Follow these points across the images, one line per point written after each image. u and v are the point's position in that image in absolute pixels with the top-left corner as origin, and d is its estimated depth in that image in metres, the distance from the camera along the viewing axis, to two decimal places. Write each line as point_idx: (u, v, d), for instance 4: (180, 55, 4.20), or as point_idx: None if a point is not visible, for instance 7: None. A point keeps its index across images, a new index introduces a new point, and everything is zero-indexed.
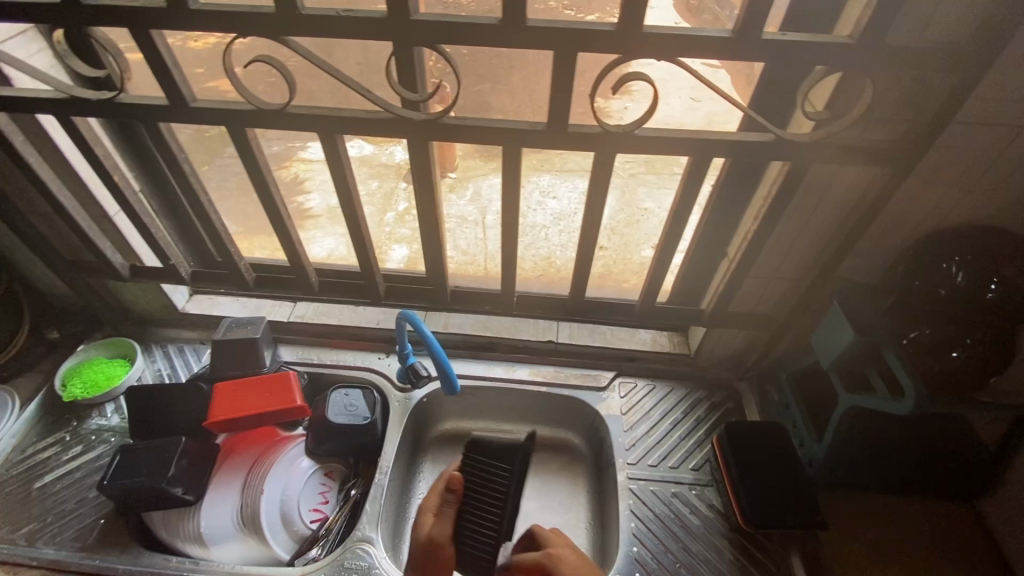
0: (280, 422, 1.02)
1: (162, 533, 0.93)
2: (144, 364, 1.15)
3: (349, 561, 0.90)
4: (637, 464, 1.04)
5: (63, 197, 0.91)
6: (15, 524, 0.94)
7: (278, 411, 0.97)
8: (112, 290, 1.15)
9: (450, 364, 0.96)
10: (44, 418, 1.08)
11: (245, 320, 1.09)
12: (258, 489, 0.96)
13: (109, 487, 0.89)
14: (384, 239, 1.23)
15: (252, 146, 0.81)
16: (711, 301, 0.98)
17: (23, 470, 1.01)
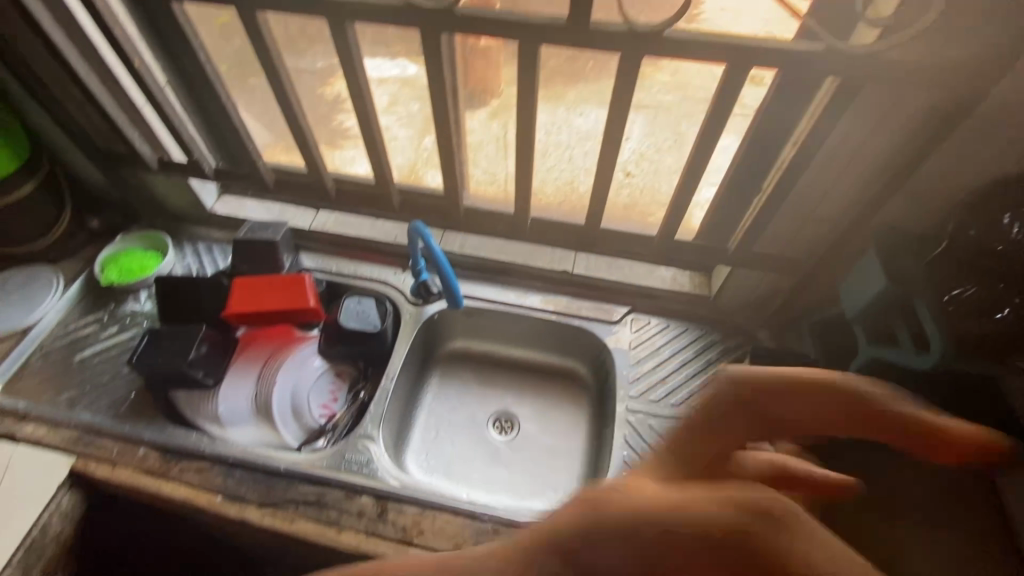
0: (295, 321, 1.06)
1: (186, 410, 1.01)
2: (175, 259, 1.20)
3: (349, 454, 0.94)
4: (638, 398, 1.04)
5: (90, 80, 0.92)
6: (59, 388, 1.03)
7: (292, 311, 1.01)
8: (144, 184, 1.19)
9: (457, 285, 0.98)
10: (85, 299, 1.16)
11: (266, 223, 1.11)
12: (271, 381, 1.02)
13: (137, 364, 0.96)
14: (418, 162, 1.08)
15: (260, 30, 0.81)
16: (737, 239, 0.93)
17: (66, 342, 1.10)
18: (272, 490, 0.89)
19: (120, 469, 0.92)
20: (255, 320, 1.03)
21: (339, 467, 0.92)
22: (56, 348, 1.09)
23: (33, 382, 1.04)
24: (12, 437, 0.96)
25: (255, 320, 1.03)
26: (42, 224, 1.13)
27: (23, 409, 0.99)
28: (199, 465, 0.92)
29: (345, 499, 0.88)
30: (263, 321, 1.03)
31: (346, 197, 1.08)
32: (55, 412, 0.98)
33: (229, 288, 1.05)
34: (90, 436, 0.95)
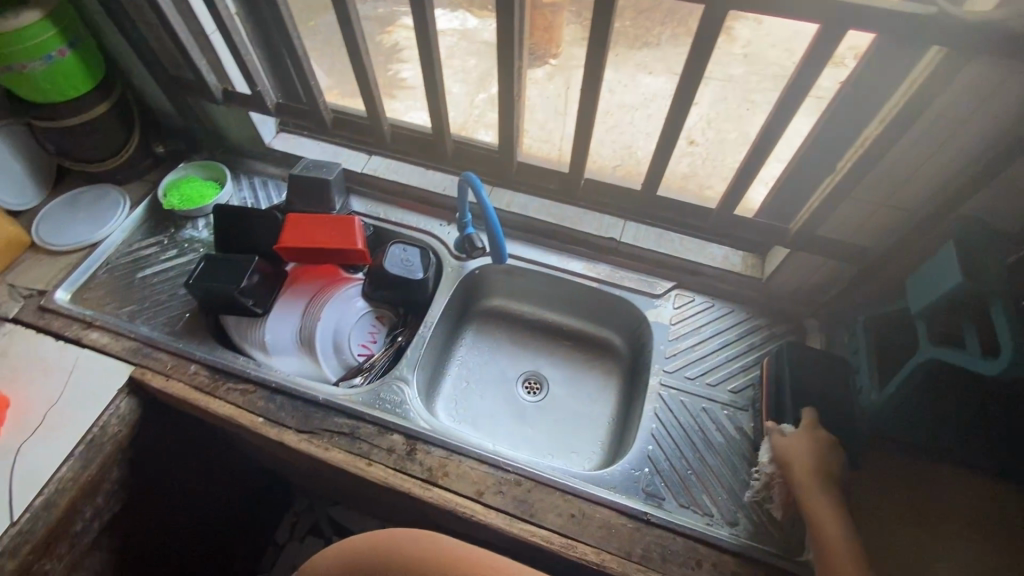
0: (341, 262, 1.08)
1: (235, 335, 1.06)
2: (232, 190, 1.24)
3: (384, 393, 0.97)
4: (673, 373, 1.02)
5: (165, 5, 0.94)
6: (121, 302, 1.09)
7: (340, 252, 1.03)
8: (208, 114, 1.22)
9: (502, 238, 0.98)
10: (148, 221, 1.21)
11: (321, 163, 1.12)
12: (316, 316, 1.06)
13: (194, 286, 1.00)
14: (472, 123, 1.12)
15: None
16: (800, 221, 0.88)
17: (129, 260, 1.16)
18: (309, 418, 0.93)
19: (173, 382, 0.97)
20: (303, 257, 1.05)
21: (374, 405, 0.95)
22: (120, 265, 1.15)
23: (98, 294, 1.11)
24: (78, 342, 1.03)
25: (304, 257, 1.05)
26: (113, 145, 1.18)
27: (88, 317, 1.05)
28: (244, 387, 0.97)
29: (376, 435, 0.91)
30: (311, 258, 1.05)
31: (403, 142, 1.09)
32: (117, 323, 1.05)
33: (282, 223, 1.07)
34: (147, 348, 1.01)
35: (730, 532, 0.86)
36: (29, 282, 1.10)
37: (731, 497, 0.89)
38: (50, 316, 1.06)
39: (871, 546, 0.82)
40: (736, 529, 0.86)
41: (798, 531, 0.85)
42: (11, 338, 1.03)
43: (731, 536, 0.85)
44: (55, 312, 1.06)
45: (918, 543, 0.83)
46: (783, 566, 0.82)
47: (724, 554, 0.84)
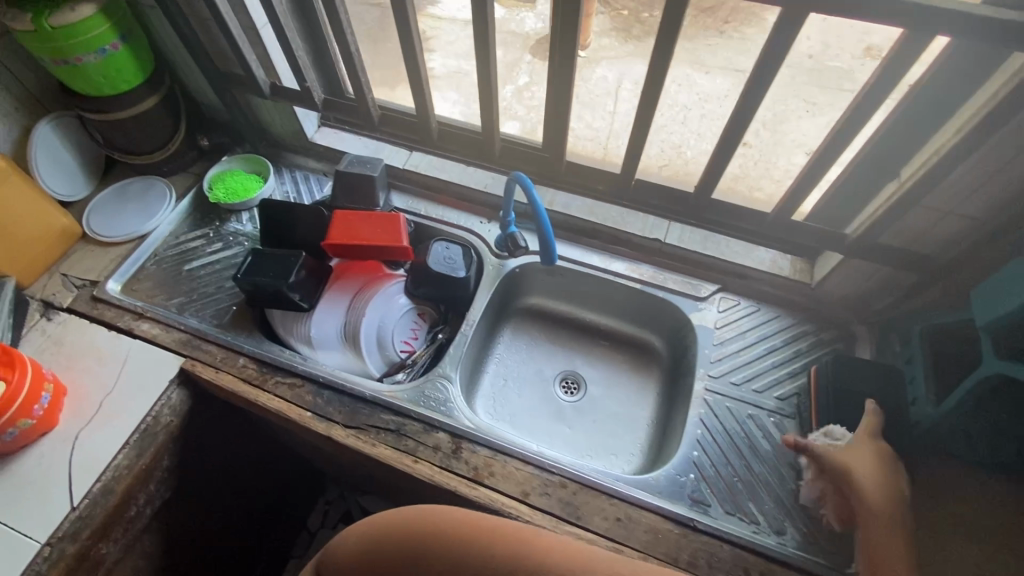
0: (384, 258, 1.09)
1: (280, 329, 1.07)
2: (275, 184, 1.25)
3: (428, 391, 0.98)
4: (718, 378, 1.01)
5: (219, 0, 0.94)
6: (170, 294, 1.11)
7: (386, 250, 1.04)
8: (253, 107, 1.22)
9: (553, 235, 0.95)
10: (194, 214, 1.23)
11: (365, 158, 1.13)
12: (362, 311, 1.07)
13: (243, 280, 1.01)
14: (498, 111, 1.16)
15: None
16: (861, 228, 0.86)
17: (176, 252, 1.18)
18: (356, 414, 0.94)
19: (222, 374, 0.99)
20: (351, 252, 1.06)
21: (419, 402, 0.96)
22: (167, 257, 1.17)
23: (147, 285, 1.13)
24: (129, 333, 1.05)
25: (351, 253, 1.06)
26: (161, 138, 1.20)
27: (139, 309, 1.07)
28: (292, 381, 0.98)
29: (422, 433, 0.92)
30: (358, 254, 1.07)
31: (449, 139, 1.08)
32: (167, 315, 1.07)
33: (329, 218, 1.08)
34: (197, 340, 1.03)
35: (777, 541, 0.85)
36: (82, 273, 1.13)
37: (778, 505, 0.88)
38: (102, 306, 1.08)
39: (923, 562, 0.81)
40: (784, 538, 0.85)
41: (847, 542, 0.84)
42: (65, 327, 1.06)
43: (778, 545, 0.84)
44: (107, 303, 1.09)
45: None
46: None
47: (771, 563, 0.83)
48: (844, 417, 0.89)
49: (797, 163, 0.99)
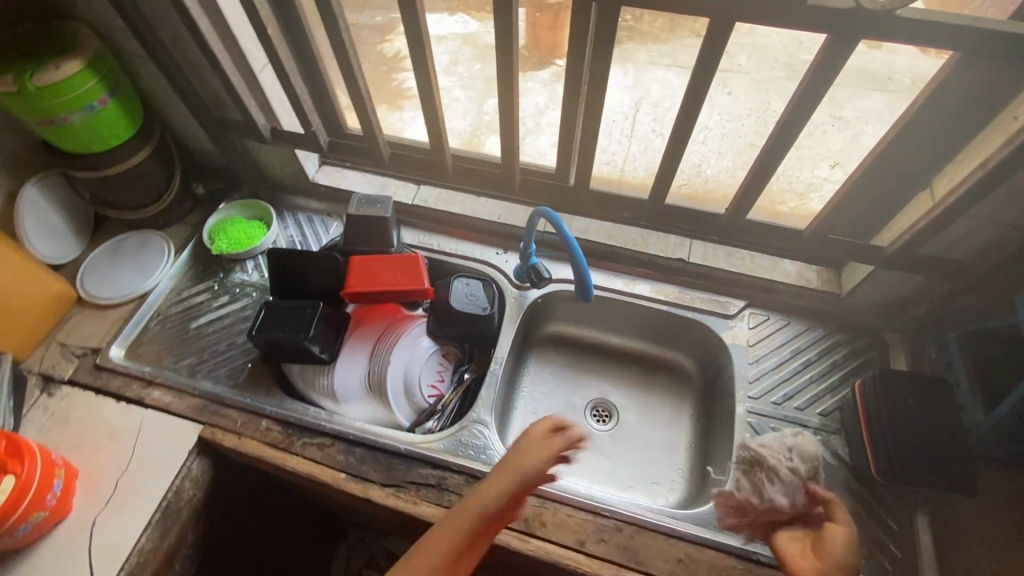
0: (404, 300, 1.05)
1: (299, 384, 1.02)
2: (278, 230, 1.20)
3: (465, 438, 0.94)
4: (758, 399, 0.99)
5: (217, 48, 0.89)
6: (179, 355, 1.05)
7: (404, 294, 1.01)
8: (250, 152, 1.17)
9: (589, 273, 0.90)
10: (194, 267, 1.17)
11: (373, 197, 1.07)
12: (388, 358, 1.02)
13: (259, 338, 0.96)
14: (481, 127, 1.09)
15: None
16: (897, 239, 0.85)
17: (180, 310, 1.12)
18: (393, 471, 0.90)
19: (245, 439, 0.94)
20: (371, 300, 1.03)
21: (458, 452, 0.92)
22: (171, 315, 1.11)
23: (154, 348, 1.07)
24: (140, 402, 0.99)
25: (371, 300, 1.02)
26: (155, 191, 1.14)
27: (148, 375, 1.01)
28: (320, 440, 0.93)
29: (465, 485, 0.88)
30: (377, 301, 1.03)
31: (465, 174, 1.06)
32: (178, 379, 1.01)
33: (345, 264, 1.04)
34: (214, 405, 0.98)
35: None
36: (81, 340, 1.06)
37: None
38: (107, 375, 1.02)
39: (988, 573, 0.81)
40: None
41: (911, 560, 0.83)
42: (70, 402, 1.00)
43: None
44: (112, 371, 1.02)
45: None
46: None
47: None
48: (907, 433, 0.85)
49: (821, 176, 0.95)
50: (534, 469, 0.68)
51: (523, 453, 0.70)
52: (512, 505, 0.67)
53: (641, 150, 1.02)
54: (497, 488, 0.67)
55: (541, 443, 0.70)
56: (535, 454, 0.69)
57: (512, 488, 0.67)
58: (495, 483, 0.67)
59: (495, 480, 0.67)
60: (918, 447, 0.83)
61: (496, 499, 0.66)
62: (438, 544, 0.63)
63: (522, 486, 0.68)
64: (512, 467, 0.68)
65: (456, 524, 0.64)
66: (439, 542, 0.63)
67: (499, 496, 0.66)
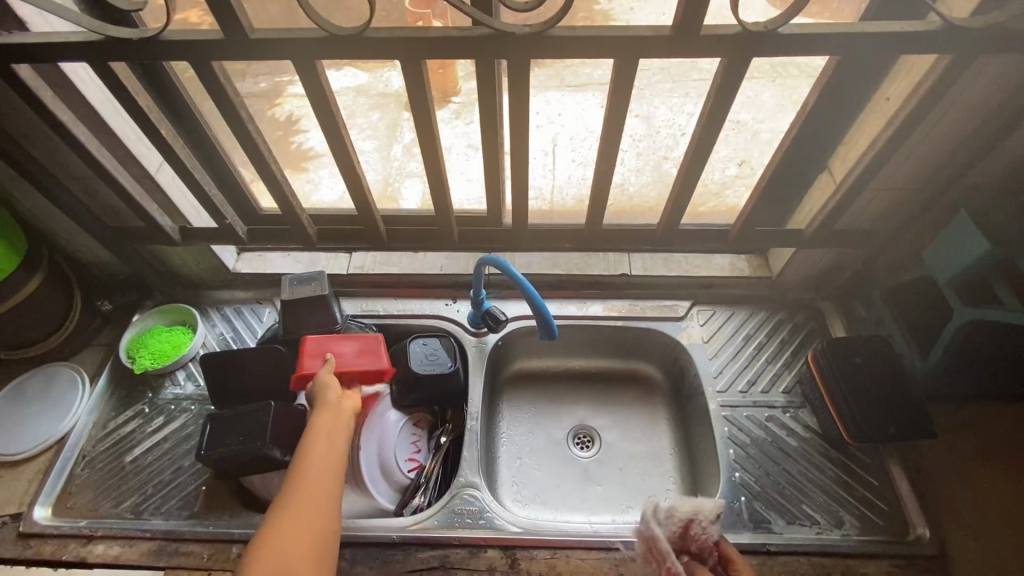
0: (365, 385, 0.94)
1: (265, 495, 0.93)
2: (206, 331, 1.11)
3: (458, 507, 0.89)
4: (727, 391, 1.03)
5: (104, 159, 0.81)
6: (119, 497, 0.93)
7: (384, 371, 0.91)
8: (158, 255, 1.08)
9: (546, 306, 0.88)
10: (116, 392, 1.05)
11: (304, 276, 1.02)
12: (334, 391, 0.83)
13: (211, 457, 0.88)
14: (392, 174, 1.07)
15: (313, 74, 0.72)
16: (812, 220, 0.92)
17: (109, 444, 0.99)
18: (390, 563, 0.84)
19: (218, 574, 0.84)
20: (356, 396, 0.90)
21: (455, 523, 0.87)
22: (99, 453, 0.98)
23: (85, 496, 0.94)
24: (82, 563, 0.86)
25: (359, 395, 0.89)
26: (53, 320, 1.02)
27: (85, 530, 0.89)
28: None
29: (470, 558, 0.84)
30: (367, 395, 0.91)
31: (400, 238, 1.01)
32: (123, 526, 0.89)
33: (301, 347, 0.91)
34: (173, 544, 0.87)
35: (842, 534, 0.86)
36: None
37: (827, 498, 0.90)
38: (35, 542, 0.89)
39: (958, 504, 0.88)
40: (846, 529, 0.87)
41: (897, 510, 0.88)
42: None
43: (845, 538, 0.86)
44: (40, 536, 0.89)
45: (993, 486, 0.89)
46: (900, 551, 0.84)
47: (848, 560, 0.84)
48: (869, 396, 0.90)
49: (731, 175, 1.02)
50: (329, 400, 0.82)
51: (326, 394, 0.83)
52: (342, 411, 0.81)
53: (567, 180, 1.04)
54: (328, 433, 0.77)
55: (333, 388, 0.84)
56: (331, 394, 0.83)
57: (324, 411, 0.80)
58: (327, 415, 0.79)
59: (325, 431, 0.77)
60: (883, 406, 0.89)
61: (334, 406, 0.81)
62: (318, 446, 0.75)
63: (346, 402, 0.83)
64: (326, 401, 0.81)
65: (314, 439, 0.75)
66: (323, 464, 0.73)
67: (326, 412, 0.80)
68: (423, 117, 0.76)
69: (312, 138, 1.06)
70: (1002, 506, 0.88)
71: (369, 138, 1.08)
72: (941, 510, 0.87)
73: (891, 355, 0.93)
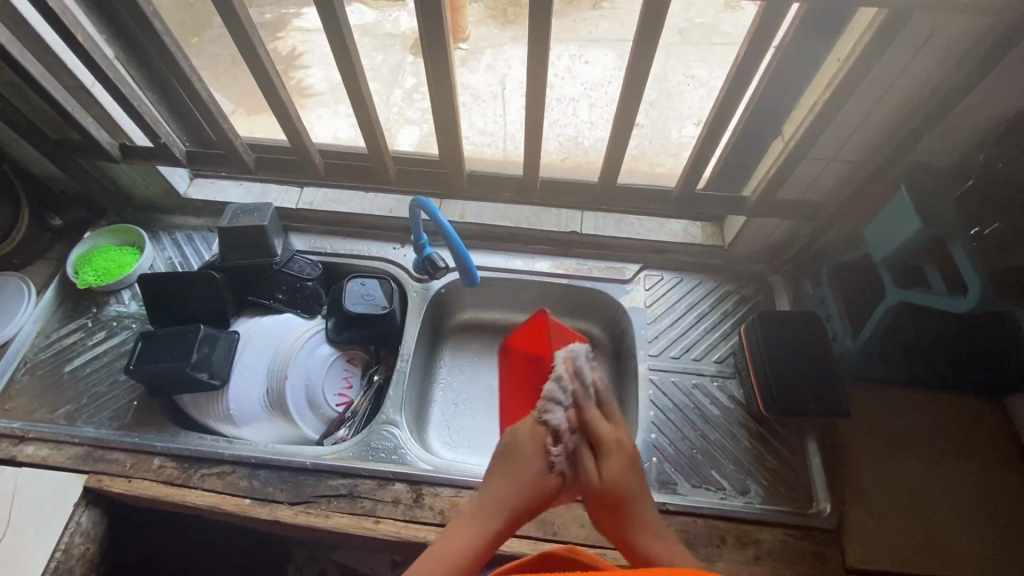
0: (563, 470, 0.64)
1: (194, 413, 0.96)
2: (154, 253, 1.11)
3: (375, 442, 0.92)
4: (659, 356, 1.03)
5: (29, 65, 0.80)
6: (54, 404, 0.97)
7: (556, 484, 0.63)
8: (107, 173, 1.08)
9: (469, 255, 0.91)
10: (63, 306, 1.07)
11: (251, 207, 1.02)
12: (533, 435, 0.64)
13: (136, 372, 0.90)
14: (392, 120, 1.13)
15: None
16: (758, 187, 0.89)
17: (51, 354, 1.02)
18: (300, 487, 0.87)
19: (137, 482, 0.88)
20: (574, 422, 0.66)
21: (368, 456, 0.90)
22: (41, 361, 1.02)
23: (23, 401, 0.97)
24: (13, 461, 0.91)
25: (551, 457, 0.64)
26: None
27: (19, 431, 0.93)
28: (220, 469, 0.89)
29: (378, 489, 0.87)
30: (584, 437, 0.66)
31: (342, 173, 1.02)
32: (54, 430, 0.93)
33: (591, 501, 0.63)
34: (99, 451, 0.91)
35: (744, 501, 0.88)
36: None
37: (737, 466, 0.91)
38: None
39: (865, 484, 0.88)
40: (749, 497, 0.88)
41: (805, 485, 0.88)
42: None
43: (746, 505, 0.87)
44: None
45: (904, 468, 0.89)
46: (798, 522, 0.85)
47: (743, 525, 0.85)
48: (790, 371, 0.89)
49: (688, 135, 1.01)
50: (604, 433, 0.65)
51: (518, 467, 0.63)
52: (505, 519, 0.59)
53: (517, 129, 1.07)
54: (512, 474, 0.62)
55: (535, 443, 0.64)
56: (525, 471, 0.62)
57: (510, 475, 0.62)
58: (501, 477, 0.62)
59: (508, 479, 0.62)
60: (806, 382, 0.88)
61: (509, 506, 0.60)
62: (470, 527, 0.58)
63: (522, 512, 0.61)
64: (512, 476, 0.62)
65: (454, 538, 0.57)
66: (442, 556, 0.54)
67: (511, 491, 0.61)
68: (339, 39, 0.74)
69: (312, 75, 1.18)
70: (911, 489, 0.88)
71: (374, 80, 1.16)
72: (846, 488, 0.88)
73: (822, 332, 0.92)
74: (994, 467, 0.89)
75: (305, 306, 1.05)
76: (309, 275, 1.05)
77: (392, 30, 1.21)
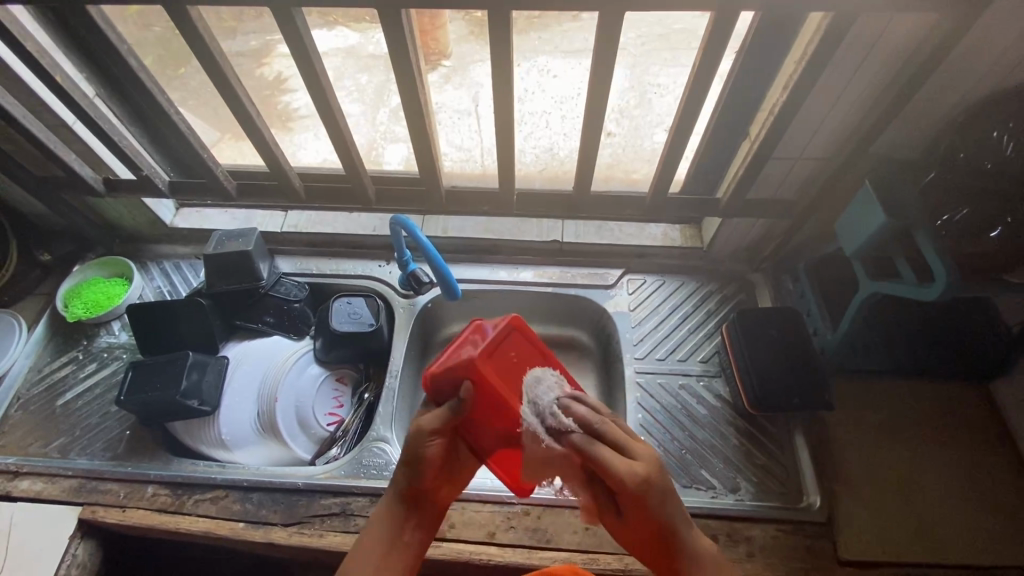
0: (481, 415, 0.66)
1: (186, 440, 0.96)
2: (142, 283, 1.13)
3: (366, 459, 0.92)
4: (645, 359, 1.04)
5: (12, 106, 0.82)
6: (47, 438, 0.97)
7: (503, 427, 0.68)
8: (93, 207, 1.09)
9: (449, 270, 0.93)
10: (53, 339, 1.08)
11: (235, 233, 1.04)
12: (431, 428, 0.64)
13: (127, 401, 0.90)
14: (378, 138, 1.11)
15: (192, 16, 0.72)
16: (729, 189, 0.91)
17: (43, 388, 1.03)
18: (294, 508, 0.88)
19: (131, 511, 0.89)
20: (489, 379, 0.65)
21: (359, 474, 0.90)
22: (33, 396, 1.02)
23: (16, 436, 0.98)
24: (8, 496, 0.91)
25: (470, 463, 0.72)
26: None
27: (13, 466, 0.94)
28: (214, 494, 0.90)
29: (370, 505, 0.88)
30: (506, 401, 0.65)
31: (321, 195, 1.04)
32: (49, 464, 0.94)
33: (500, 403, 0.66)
34: (92, 482, 0.92)
35: (734, 499, 0.88)
36: None
37: (727, 464, 0.92)
38: None
39: (853, 475, 0.89)
40: (740, 494, 0.88)
41: (794, 479, 0.89)
42: None
43: (737, 503, 0.87)
44: None
45: (891, 458, 0.90)
46: (788, 517, 0.85)
47: (734, 522, 0.86)
48: (771, 367, 0.91)
49: (659, 142, 1.02)
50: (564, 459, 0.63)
51: (418, 446, 0.64)
52: (416, 507, 0.67)
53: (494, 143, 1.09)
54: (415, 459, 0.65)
55: (423, 437, 0.64)
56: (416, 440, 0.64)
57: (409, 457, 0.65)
58: (405, 461, 0.65)
59: (414, 457, 0.64)
60: (787, 377, 0.89)
61: (413, 477, 0.65)
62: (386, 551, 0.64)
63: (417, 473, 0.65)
64: (411, 456, 0.65)
65: (384, 513, 0.66)
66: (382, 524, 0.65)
67: (396, 496, 0.66)
68: (308, 67, 0.77)
69: (298, 99, 1.11)
70: (900, 479, 0.88)
71: (356, 101, 1.09)
72: (835, 480, 0.89)
73: (802, 328, 0.93)
74: (981, 452, 0.90)
75: (294, 328, 1.06)
76: (297, 297, 1.07)
77: (379, 51, 1.06)
